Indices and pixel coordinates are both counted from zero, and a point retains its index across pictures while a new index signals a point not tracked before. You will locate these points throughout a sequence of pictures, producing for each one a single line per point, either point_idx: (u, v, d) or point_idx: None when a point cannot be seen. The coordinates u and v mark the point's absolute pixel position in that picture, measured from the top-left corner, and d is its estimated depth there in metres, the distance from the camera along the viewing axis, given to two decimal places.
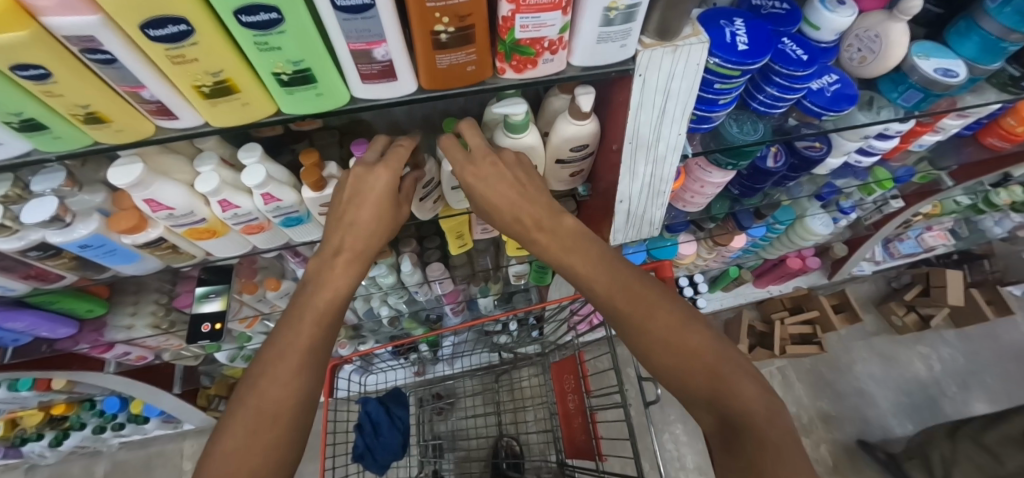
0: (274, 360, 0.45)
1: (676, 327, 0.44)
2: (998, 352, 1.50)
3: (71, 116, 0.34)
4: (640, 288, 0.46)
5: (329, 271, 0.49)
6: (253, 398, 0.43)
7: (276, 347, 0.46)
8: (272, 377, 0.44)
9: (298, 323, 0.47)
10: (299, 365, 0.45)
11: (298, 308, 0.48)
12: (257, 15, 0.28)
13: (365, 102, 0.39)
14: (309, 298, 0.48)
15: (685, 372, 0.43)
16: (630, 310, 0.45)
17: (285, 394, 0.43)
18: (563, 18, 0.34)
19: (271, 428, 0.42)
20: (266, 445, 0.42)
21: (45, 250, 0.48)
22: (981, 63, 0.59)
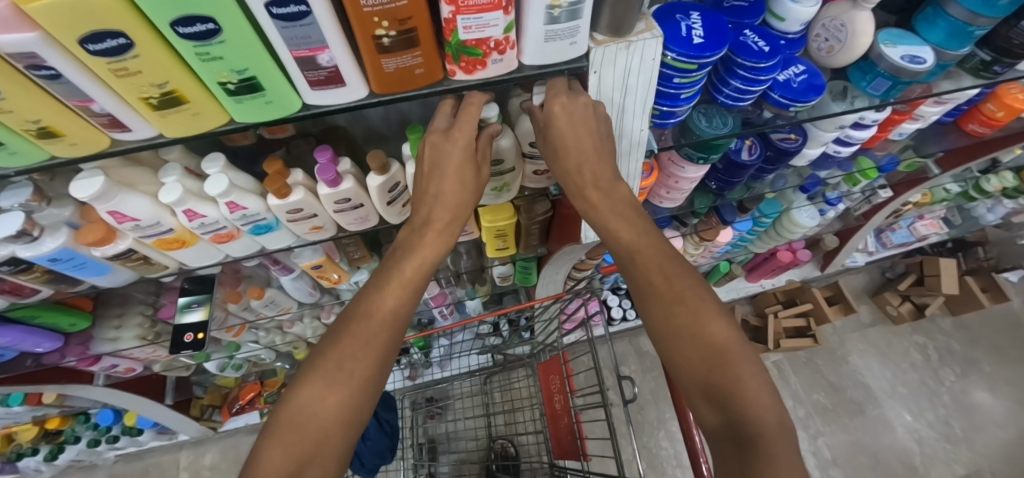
0: (328, 375, 0.44)
1: (698, 317, 0.45)
2: (996, 340, 1.49)
3: (23, 131, 0.35)
4: (677, 276, 0.47)
5: (384, 290, 0.49)
6: (296, 416, 0.42)
7: (328, 361, 0.45)
8: (320, 397, 0.43)
9: (354, 340, 0.46)
10: (349, 385, 0.44)
11: (354, 326, 0.47)
12: (194, 25, 0.29)
13: (317, 108, 0.40)
14: (366, 315, 0.47)
15: (696, 362, 0.43)
16: (657, 292, 0.47)
17: (334, 418, 0.43)
18: (506, 17, 0.34)
19: (339, 396, 0.43)
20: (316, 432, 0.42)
21: (15, 265, 0.48)
22: (950, 49, 0.58)
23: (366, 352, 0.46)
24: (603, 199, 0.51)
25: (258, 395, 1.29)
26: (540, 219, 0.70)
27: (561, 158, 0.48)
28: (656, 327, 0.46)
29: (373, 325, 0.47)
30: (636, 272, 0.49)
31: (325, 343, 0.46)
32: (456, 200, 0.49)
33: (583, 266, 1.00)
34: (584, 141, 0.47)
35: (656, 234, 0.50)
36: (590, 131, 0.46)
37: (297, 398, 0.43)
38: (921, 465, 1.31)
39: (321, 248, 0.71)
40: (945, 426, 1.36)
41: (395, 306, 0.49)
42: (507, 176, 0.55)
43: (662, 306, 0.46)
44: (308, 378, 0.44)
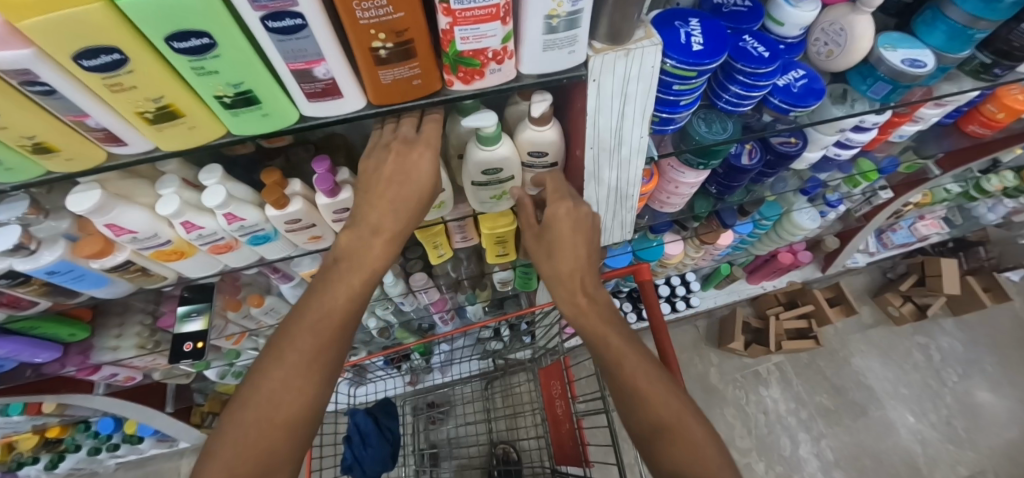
0: (284, 383, 0.45)
1: (661, 392, 0.48)
2: (998, 340, 1.48)
3: (18, 147, 0.34)
4: (645, 354, 0.51)
5: (325, 309, 0.47)
6: (241, 434, 0.43)
7: (270, 381, 0.45)
8: (263, 416, 0.44)
9: (295, 360, 0.45)
10: (293, 404, 0.45)
11: (296, 342, 0.46)
12: (189, 40, 0.29)
13: (314, 120, 0.39)
14: (308, 334, 0.46)
15: (659, 430, 0.47)
16: (626, 367, 0.50)
17: (280, 436, 0.44)
18: (503, 28, 0.34)
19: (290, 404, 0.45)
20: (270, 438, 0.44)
21: (12, 277, 0.48)
22: (950, 52, 0.58)
23: (309, 371, 0.46)
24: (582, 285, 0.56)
25: None
26: None
27: (554, 258, 0.55)
28: (624, 398, 0.50)
29: (316, 344, 0.46)
30: (604, 348, 0.53)
31: (267, 358, 0.46)
32: (394, 216, 0.47)
33: None
34: (578, 250, 0.55)
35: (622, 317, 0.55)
36: (586, 242, 0.55)
37: (242, 416, 0.44)
38: (925, 466, 1.31)
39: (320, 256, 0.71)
40: (948, 426, 1.36)
41: (338, 324, 0.48)
42: (506, 184, 0.54)
43: (631, 379, 0.50)
44: (249, 399, 0.44)
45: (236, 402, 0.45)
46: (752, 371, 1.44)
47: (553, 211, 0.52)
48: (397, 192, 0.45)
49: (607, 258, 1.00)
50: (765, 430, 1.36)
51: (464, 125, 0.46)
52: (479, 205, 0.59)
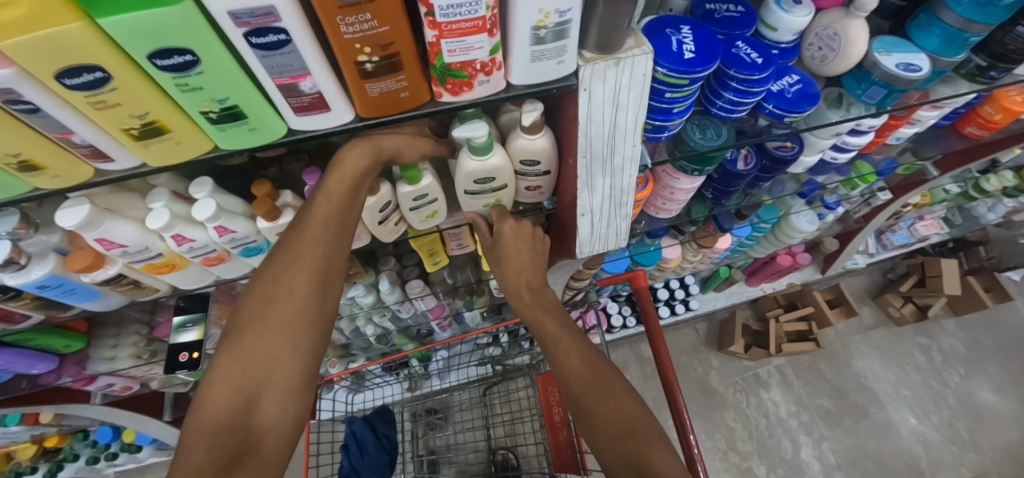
0: (272, 286, 0.45)
1: (609, 400, 0.48)
2: (1000, 340, 1.47)
3: (4, 165, 0.34)
4: (595, 362, 0.52)
5: (302, 225, 0.45)
6: (235, 350, 0.43)
7: (259, 298, 0.44)
8: (256, 331, 0.43)
9: (278, 278, 0.45)
10: (287, 309, 0.44)
11: (279, 258, 0.45)
12: (171, 57, 0.28)
13: (303, 133, 0.39)
14: (287, 250, 0.45)
15: (608, 430, 0.46)
16: (575, 378, 0.51)
17: (274, 353, 0.43)
18: (490, 40, 0.34)
19: (284, 308, 0.44)
20: (267, 343, 0.43)
21: (3, 292, 0.48)
22: (945, 56, 0.58)
23: (295, 287, 0.45)
24: (534, 301, 0.59)
25: None
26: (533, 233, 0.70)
27: (503, 268, 0.59)
28: (575, 402, 0.50)
29: (297, 262, 0.45)
30: (556, 357, 0.54)
31: (254, 278, 0.46)
32: (371, 150, 0.44)
33: (580, 277, 1.00)
34: (522, 259, 0.59)
35: (575, 327, 0.56)
36: (529, 249, 0.60)
37: (236, 337, 0.44)
38: (928, 468, 1.30)
39: None
40: (950, 428, 1.35)
41: (319, 238, 0.45)
42: (499, 193, 0.54)
43: (580, 387, 0.50)
44: (241, 320, 0.44)
45: (227, 327, 0.44)
46: (753, 374, 1.43)
47: (500, 228, 0.57)
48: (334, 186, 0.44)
49: (604, 263, 1.00)
50: (766, 434, 1.35)
51: (455, 136, 0.45)
52: (475, 214, 0.58)
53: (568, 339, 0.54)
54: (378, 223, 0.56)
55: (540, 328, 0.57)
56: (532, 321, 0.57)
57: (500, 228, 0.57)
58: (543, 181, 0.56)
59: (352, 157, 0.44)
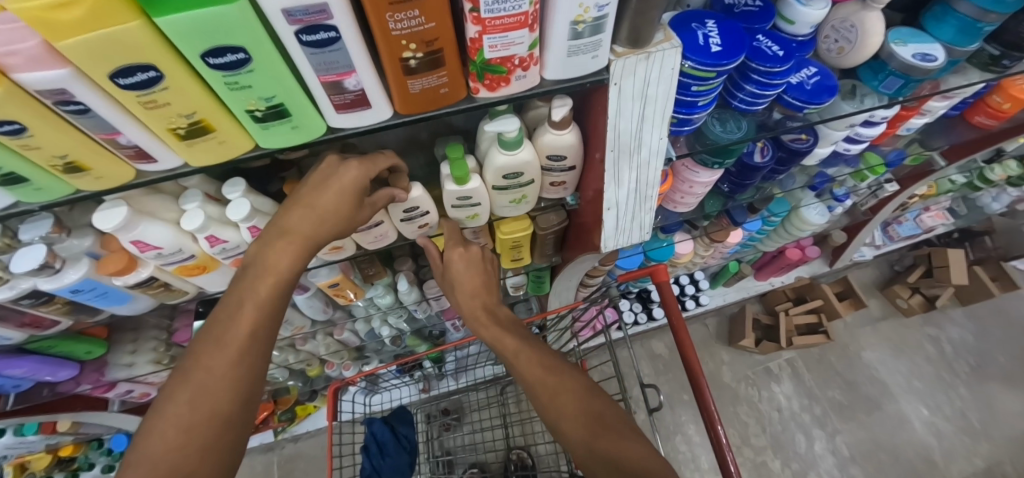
0: (197, 379, 0.41)
1: (573, 404, 0.49)
2: (1008, 329, 1.48)
3: (50, 167, 0.34)
4: (556, 367, 0.52)
5: (236, 316, 0.43)
6: (147, 471, 0.37)
7: (181, 404, 0.40)
8: (176, 444, 0.38)
9: (203, 380, 0.41)
10: (214, 404, 0.40)
11: (208, 355, 0.41)
12: (224, 56, 0.29)
13: (343, 131, 0.39)
14: (218, 341, 0.42)
15: (577, 430, 0.47)
16: (539, 385, 0.51)
17: (195, 468, 0.39)
18: (531, 35, 0.34)
19: (210, 405, 0.40)
20: (188, 446, 0.39)
21: (37, 297, 0.48)
22: (960, 45, 0.58)
23: (224, 377, 0.41)
24: (490, 319, 0.57)
25: (272, 414, 1.28)
26: (554, 229, 0.70)
27: (455, 293, 0.59)
28: (539, 408, 0.50)
29: (225, 361, 0.41)
30: (518, 370, 0.53)
31: (178, 369, 0.42)
32: (307, 249, 0.44)
33: (594, 274, 1.02)
34: (476, 282, 0.59)
35: (533, 337, 0.56)
36: (483, 274, 0.60)
37: (149, 439, 0.39)
38: (941, 458, 1.31)
39: (338, 266, 0.70)
40: (962, 418, 1.36)
41: (255, 320, 0.43)
42: (526, 188, 0.54)
43: (541, 394, 0.50)
44: (157, 419, 0.40)
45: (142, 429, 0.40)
46: (764, 368, 1.44)
47: (448, 256, 0.57)
48: (303, 228, 0.43)
49: (619, 259, 1.00)
50: (779, 428, 1.36)
51: (487, 131, 0.46)
52: (503, 209, 0.58)
53: (527, 348, 0.54)
54: (407, 221, 0.55)
55: (500, 345, 0.56)
56: (492, 339, 0.56)
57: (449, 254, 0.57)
58: (566, 177, 0.56)
59: (299, 224, 0.43)
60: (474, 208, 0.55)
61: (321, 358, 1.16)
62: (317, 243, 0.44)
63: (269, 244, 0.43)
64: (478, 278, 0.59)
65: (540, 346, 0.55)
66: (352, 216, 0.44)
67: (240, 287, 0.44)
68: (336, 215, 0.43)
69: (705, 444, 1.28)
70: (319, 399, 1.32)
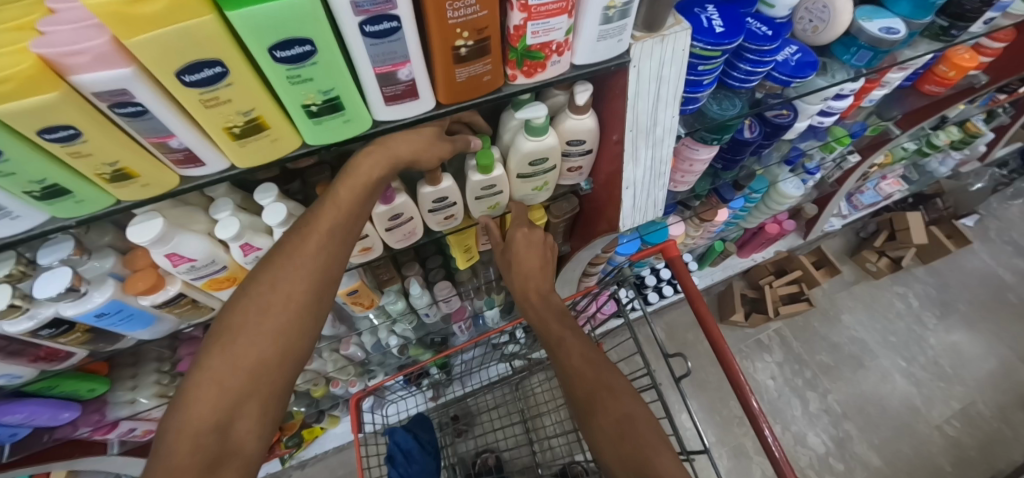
0: (269, 290, 0.42)
1: (611, 403, 0.48)
2: (964, 280, 1.62)
3: (97, 176, 0.33)
4: (594, 360, 0.52)
5: (310, 229, 0.43)
6: (220, 361, 0.40)
7: (252, 309, 0.41)
8: (245, 343, 0.40)
9: (276, 289, 0.42)
10: (283, 316, 0.42)
11: (280, 268, 0.42)
12: (292, 49, 0.29)
13: (387, 124, 0.40)
14: (292, 256, 0.43)
15: (607, 432, 0.47)
16: (578, 379, 0.51)
17: (257, 373, 0.40)
18: (568, 21, 0.37)
19: (279, 316, 0.42)
20: (257, 350, 0.41)
21: (57, 326, 0.46)
22: (916, 18, 0.65)
23: (294, 295, 0.42)
24: (543, 304, 0.59)
25: (280, 442, 1.20)
26: (567, 216, 0.72)
27: (512, 272, 0.61)
28: (575, 400, 0.51)
29: (296, 270, 0.43)
30: (560, 356, 0.54)
31: (251, 278, 0.43)
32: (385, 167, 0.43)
33: (596, 262, 1.05)
34: (535, 261, 0.61)
35: (577, 327, 0.56)
36: (541, 256, 0.62)
37: (222, 338, 0.41)
38: (922, 405, 1.41)
39: (357, 272, 0.71)
40: (935, 366, 1.47)
41: (326, 243, 0.44)
42: (548, 174, 0.57)
43: (582, 388, 0.50)
44: (230, 321, 0.41)
45: (216, 328, 0.42)
46: (755, 340, 1.51)
47: (512, 235, 0.61)
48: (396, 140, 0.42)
49: (617, 246, 1.01)
50: (775, 395, 1.42)
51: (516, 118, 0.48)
52: (523, 196, 0.61)
53: (572, 337, 0.55)
54: (433, 214, 0.57)
55: (545, 330, 0.58)
56: (538, 321, 0.58)
57: (513, 233, 0.61)
58: (582, 162, 0.59)
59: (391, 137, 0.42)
60: (496, 196, 0.58)
61: (326, 376, 1.11)
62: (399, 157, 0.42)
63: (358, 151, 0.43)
64: (534, 248, 0.62)
65: (583, 337, 0.55)
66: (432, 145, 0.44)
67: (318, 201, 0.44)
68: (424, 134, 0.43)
69: (710, 417, 1.33)
70: (325, 420, 1.28)
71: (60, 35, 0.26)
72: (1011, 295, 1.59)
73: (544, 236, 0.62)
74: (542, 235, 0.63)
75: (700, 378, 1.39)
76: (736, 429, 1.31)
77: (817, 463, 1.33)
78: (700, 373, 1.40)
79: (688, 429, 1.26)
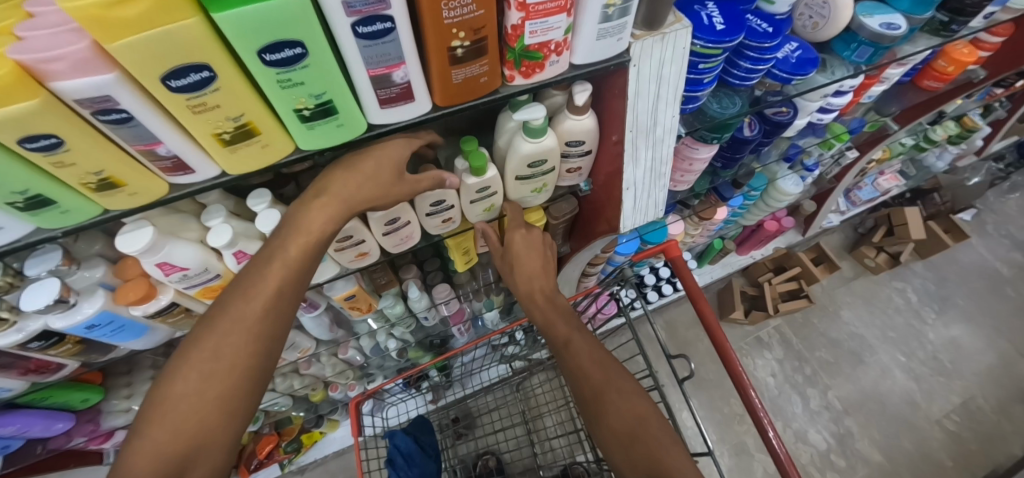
0: (220, 334, 0.41)
1: (619, 404, 0.47)
2: (962, 275, 1.62)
3: (82, 185, 0.32)
4: (602, 359, 0.51)
5: (265, 270, 0.42)
6: (168, 410, 0.38)
7: (203, 354, 0.40)
8: (195, 391, 0.39)
9: (227, 333, 0.41)
10: (235, 360, 0.40)
11: (231, 311, 0.41)
12: (282, 51, 0.28)
13: (382, 128, 0.39)
14: (244, 298, 0.42)
15: (616, 431, 0.46)
16: (586, 379, 0.50)
17: (207, 421, 0.39)
18: (567, 19, 0.36)
19: (231, 361, 0.40)
20: (207, 398, 0.39)
21: (47, 338, 0.45)
22: (916, 14, 0.64)
23: (246, 337, 0.41)
24: (548, 304, 0.59)
25: (277, 446, 1.21)
26: (566, 217, 0.71)
27: (514, 273, 0.61)
28: (583, 402, 0.50)
29: (246, 314, 0.41)
30: (566, 356, 0.53)
31: (203, 322, 0.42)
32: (339, 211, 0.43)
33: (596, 262, 1.04)
34: (536, 261, 0.61)
35: (583, 326, 0.55)
36: (541, 256, 0.61)
37: (170, 385, 0.39)
38: (923, 401, 1.41)
39: (353, 277, 0.70)
40: (935, 360, 1.47)
41: (281, 284, 0.43)
42: (547, 176, 0.56)
43: (589, 387, 0.50)
44: (180, 364, 0.40)
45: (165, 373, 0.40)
46: (755, 337, 1.51)
47: (511, 237, 0.60)
48: (345, 190, 0.42)
49: (617, 246, 1.00)
50: (776, 392, 1.42)
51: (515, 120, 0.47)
52: (522, 198, 0.60)
53: (579, 336, 0.54)
54: (431, 217, 0.56)
55: (550, 330, 0.57)
56: (544, 322, 0.57)
57: (511, 235, 0.60)
58: (581, 163, 0.59)
59: (343, 185, 0.42)
60: (492, 198, 0.57)
61: (325, 381, 1.10)
62: (357, 200, 0.43)
63: (309, 196, 0.43)
64: (534, 246, 0.61)
65: (590, 337, 0.54)
66: (387, 192, 0.45)
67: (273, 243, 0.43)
68: (376, 182, 0.43)
69: (711, 415, 1.33)
70: (324, 424, 1.27)
71: (39, 39, 0.25)
72: (1009, 289, 1.60)
73: (545, 236, 0.62)
74: (545, 235, 0.62)
75: (700, 377, 1.38)
76: (737, 427, 1.31)
77: (818, 460, 1.33)
78: (701, 372, 1.39)
79: (690, 428, 1.26)
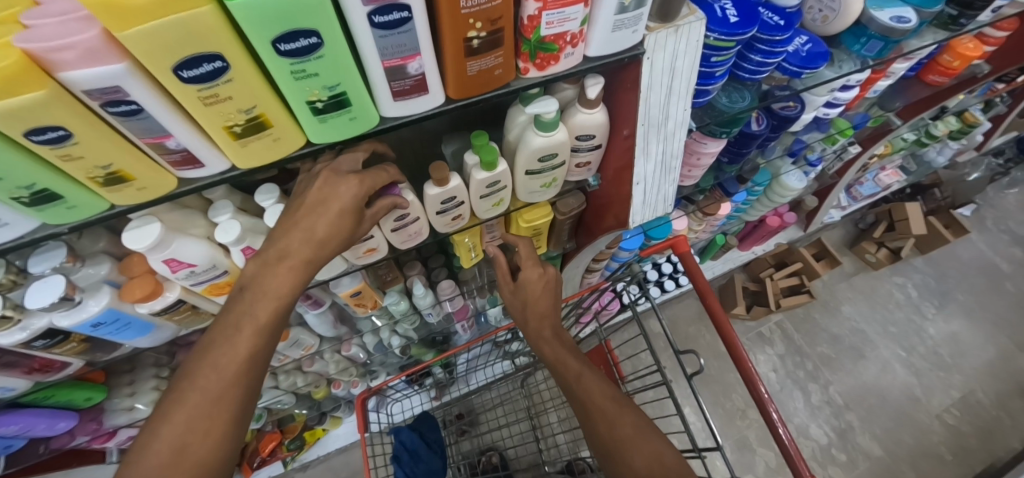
0: (205, 378, 0.39)
1: (637, 443, 0.47)
2: (962, 270, 1.63)
3: (89, 179, 0.31)
4: (619, 399, 0.52)
5: (249, 309, 0.41)
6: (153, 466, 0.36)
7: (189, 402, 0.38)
8: (181, 441, 0.37)
9: (212, 375, 0.39)
10: (223, 406, 0.38)
11: (214, 354, 0.39)
12: (296, 41, 0.28)
13: (394, 121, 0.38)
14: (227, 339, 0.40)
15: (639, 469, 0.46)
16: (601, 415, 0.50)
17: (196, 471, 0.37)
18: (583, 10, 0.35)
19: (217, 406, 0.38)
20: (195, 447, 0.37)
21: (51, 337, 0.44)
22: (927, 7, 0.64)
23: (233, 378, 0.39)
24: (554, 337, 0.59)
25: (279, 444, 1.21)
26: (573, 213, 0.71)
27: (525, 308, 0.60)
28: (597, 440, 0.50)
29: (230, 358, 0.39)
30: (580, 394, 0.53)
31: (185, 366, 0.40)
32: (307, 274, 0.42)
33: (600, 259, 1.03)
34: (544, 291, 0.60)
35: (594, 365, 0.56)
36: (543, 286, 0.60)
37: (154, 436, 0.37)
38: (922, 395, 1.42)
39: (359, 274, 0.69)
40: (934, 355, 1.48)
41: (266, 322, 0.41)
42: (557, 170, 0.56)
43: (604, 422, 0.50)
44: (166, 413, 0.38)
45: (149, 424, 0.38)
46: (756, 333, 1.51)
47: (527, 275, 0.60)
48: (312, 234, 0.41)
49: (622, 242, 0.99)
50: (778, 387, 1.43)
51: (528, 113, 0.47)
52: (531, 193, 0.60)
53: (591, 374, 0.54)
54: (441, 215, 0.56)
55: (560, 366, 0.56)
56: (554, 360, 0.57)
57: (527, 275, 0.59)
58: (591, 157, 0.58)
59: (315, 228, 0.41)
60: (501, 193, 0.56)
61: (328, 378, 1.10)
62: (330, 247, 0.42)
63: (281, 233, 0.41)
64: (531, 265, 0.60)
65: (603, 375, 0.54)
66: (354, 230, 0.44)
67: (235, 310, 0.41)
68: (340, 231, 0.42)
69: (714, 411, 1.33)
70: (327, 422, 1.27)
71: (46, 28, 0.24)
72: (1008, 284, 1.60)
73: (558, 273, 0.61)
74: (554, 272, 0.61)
75: (703, 373, 1.38)
76: (738, 422, 1.31)
77: (820, 454, 1.34)
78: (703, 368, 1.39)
79: (693, 422, 1.27)
